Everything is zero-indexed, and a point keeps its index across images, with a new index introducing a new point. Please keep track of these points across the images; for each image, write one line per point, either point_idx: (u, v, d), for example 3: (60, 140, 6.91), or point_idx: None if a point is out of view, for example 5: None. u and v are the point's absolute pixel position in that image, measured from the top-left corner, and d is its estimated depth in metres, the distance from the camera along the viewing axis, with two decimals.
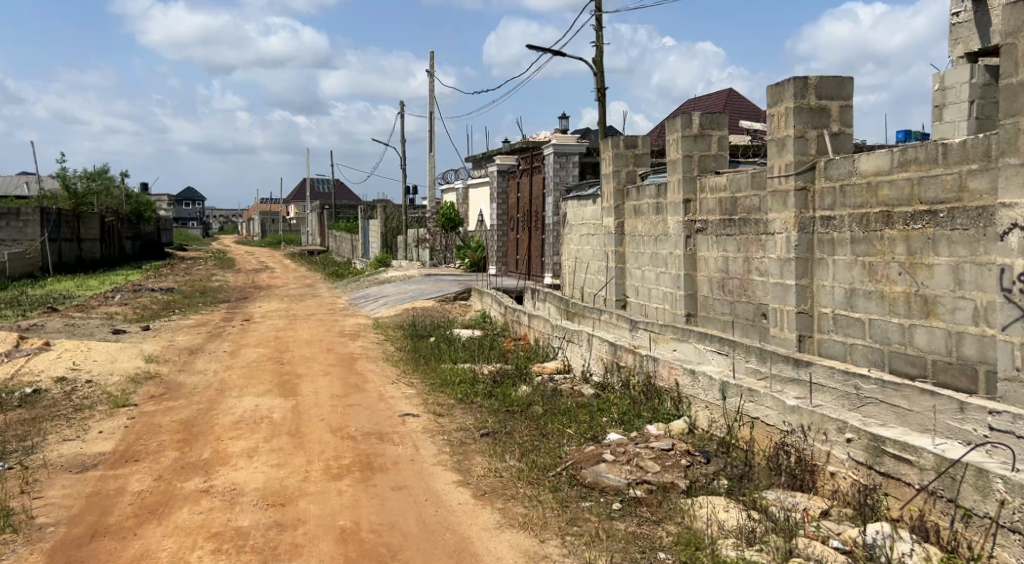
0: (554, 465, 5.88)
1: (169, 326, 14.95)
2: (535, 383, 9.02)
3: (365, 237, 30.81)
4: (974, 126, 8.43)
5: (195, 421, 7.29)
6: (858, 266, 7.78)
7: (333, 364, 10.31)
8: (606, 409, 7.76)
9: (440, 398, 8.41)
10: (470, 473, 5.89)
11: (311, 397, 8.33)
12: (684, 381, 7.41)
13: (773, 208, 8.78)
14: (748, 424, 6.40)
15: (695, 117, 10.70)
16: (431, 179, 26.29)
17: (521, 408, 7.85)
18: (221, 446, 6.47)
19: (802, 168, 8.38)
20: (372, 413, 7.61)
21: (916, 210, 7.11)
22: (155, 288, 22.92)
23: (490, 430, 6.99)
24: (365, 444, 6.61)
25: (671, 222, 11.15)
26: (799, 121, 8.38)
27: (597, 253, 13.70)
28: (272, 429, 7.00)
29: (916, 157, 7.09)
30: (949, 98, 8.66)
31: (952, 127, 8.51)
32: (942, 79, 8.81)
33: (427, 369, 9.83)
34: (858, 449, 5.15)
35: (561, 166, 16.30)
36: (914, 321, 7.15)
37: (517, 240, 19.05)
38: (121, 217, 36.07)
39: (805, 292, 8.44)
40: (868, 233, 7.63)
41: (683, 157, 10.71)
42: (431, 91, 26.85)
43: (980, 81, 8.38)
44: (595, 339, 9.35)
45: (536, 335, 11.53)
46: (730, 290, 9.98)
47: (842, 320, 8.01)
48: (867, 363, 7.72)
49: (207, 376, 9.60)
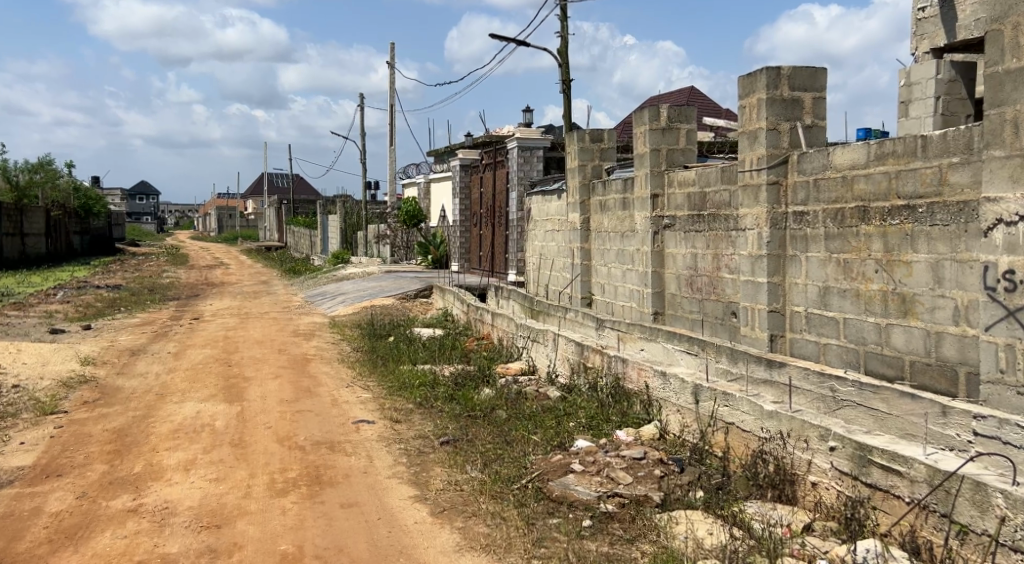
0: (519, 477, 5.51)
1: (112, 325, 14.31)
2: (498, 386, 8.62)
3: (324, 233, 30.13)
4: (940, 122, 8.49)
5: (130, 431, 6.84)
6: (832, 263, 7.50)
7: (285, 366, 9.84)
8: (573, 412, 7.42)
9: (398, 402, 7.99)
10: (428, 487, 5.48)
11: (258, 402, 7.86)
12: (655, 384, 7.08)
13: (744, 203, 8.48)
14: (723, 429, 6.08)
15: (663, 109, 10.42)
16: (391, 174, 25.73)
17: (483, 413, 7.45)
18: (155, 459, 6.05)
19: (775, 161, 8.08)
20: (323, 420, 7.17)
21: (894, 205, 6.83)
22: (100, 285, 22.10)
23: (450, 438, 6.57)
24: (314, 455, 6.17)
25: (638, 218, 10.82)
26: (771, 113, 8.09)
27: (562, 250, 13.36)
28: (214, 439, 6.55)
29: (894, 150, 6.79)
30: (914, 95, 8.80)
31: (919, 123, 8.57)
32: (908, 74, 8.85)
33: (386, 370, 9.40)
34: (843, 458, 4.85)
35: (525, 160, 15.94)
36: (891, 321, 6.87)
37: (481, 237, 18.63)
38: (67, 211, 34.88)
39: (777, 290, 8.14)
40: (843, 229, 7.35)
41: (651, 151, 10.39)
42: (391, 85, 26.37)
43: (946, 77, 8.46)
44: (561, 339, 9.00)
45: (500, 334, 11.16)
46: (699, 288, 9.69)
47: (815, 319, 7.74)
48: (842, 364, 7.44)
49: (148, 380, 9.07)
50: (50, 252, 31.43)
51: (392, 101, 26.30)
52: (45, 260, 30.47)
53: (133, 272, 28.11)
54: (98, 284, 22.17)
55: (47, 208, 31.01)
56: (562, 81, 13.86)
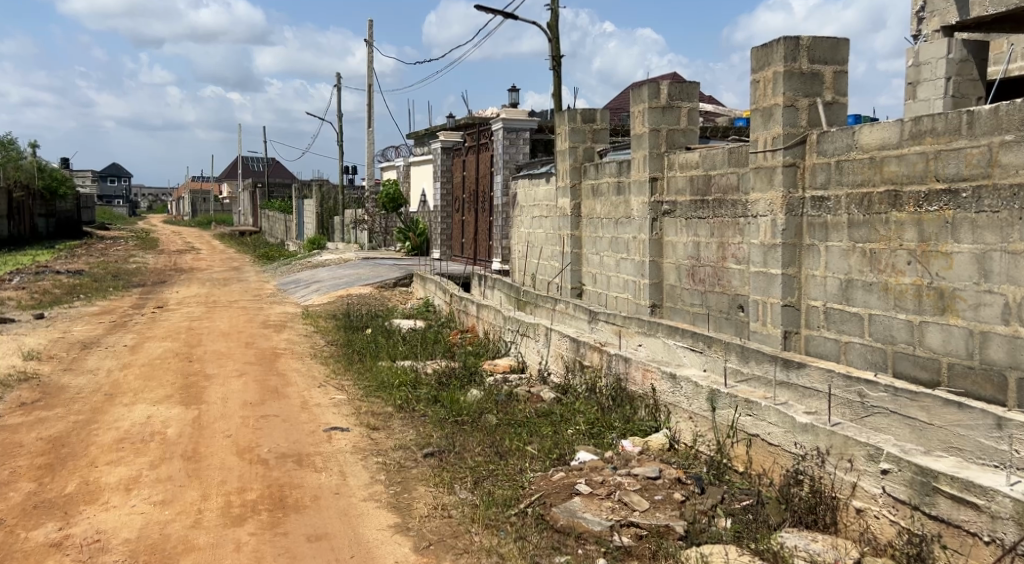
0: (516, 500, 4.77)
1: (68, 315, 13.44)
2: (487, 386, 7.86)
3: (299, 218, 29.16)
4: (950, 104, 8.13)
5: (67, 441, 6.07)
6: (856, 253, 6.77)
7: (251, 362, 9.02)
8: (571, 418, 6.69)
9: (377, 406, 7.21)
10: (410, 512, 4.73)
11: (218, 405, 7.07)
12: (663, 387, 6.34)
13: (756, 187, 7.72)
14: (745, 442, 5.36)
15: (663, 86, 9.68)
16: (369, 158, 24.79)
17: (472, 418, 6.69)
18: (93, 475, 5.30)
19: (792, 141, 7.33)
20: (290, 427, 6.37)
21: (932, 189, 6.09)
22: (61, 270, 21.13)
23: (435, 450, 5.82)
24: (278, 471, 5.39)
25: (635, 203, 10.06)
26: (789, 88, 7.34)
27: (550, 237, 12.60)
28: (163, 451, 5.76)
29: (933, 128, 6.06)
30: (924, 76, 8.36)
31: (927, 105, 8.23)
32: (915, 54, 8.49)
33: (363, 367, 8.60)
34: (897, 484, 4.13)
35: (510, 142, 15.14)
36: (925, 318, 6.15)
37: (463, 223, 17.83)
38: (31, 192, 33.68)
39: (792, 283, 7.40)
40: (870, 216, 6.61)
41: (650, 131, 9.64)
42: (370, 65, 25.46)
43: (957, 56, 8.10)
44: (554, 334, 8.25)
45: (485, 327, 10.41)
46: (701, 279, 8.97)
47: (835, 315, 7.01)
48: (867, 365, 6.72)
49: (98, 378, 8.34)
50: (11, 235, 30.33)
51: (371, 81, 25.40)
52: (6, 243, 29.40)
53: (97, 256, 27.06)
54: (58, 269, 21.16)
55: (8, 189, 29.92)
56: (552, 58, 13.04)
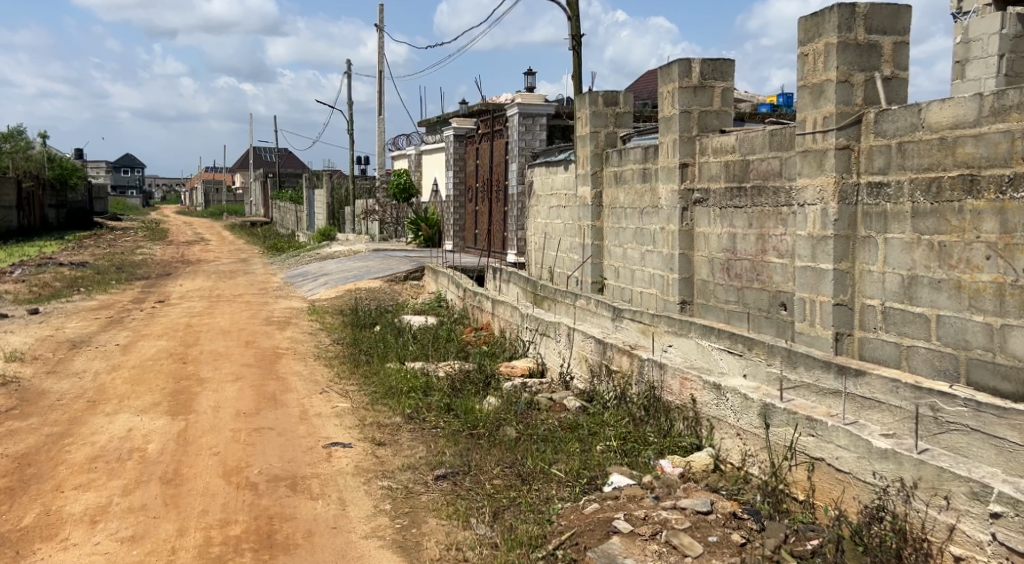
0: (544, 542, 4.09)
1: (65, 310, 12.81)
2: (505, 393, 7.15)
3: (309, 208, 28.52)
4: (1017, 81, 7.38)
5: (35, 459, 5.40)
6: (921, 247, 5.99)
7: (249, 364, 8.34)
8: (600, 430, 5.97)
9: (383, 416, 6.52)
10: (420, 556, 4.09)
11: (208, 415, 6.39)
12: (705, 399, 5.61)
13: (804, 172, 6.94)
14: (806, 466, 4.63)
15: (694, 64, 8.89)
16: (380, 147, 24.08)
17: (489, 431, 5.98)
18: (55, 504, 4.62)
19: (845, 121, 6.54)
20: (287, 443, 5.69)
21: (1018, 172, 5.32)
22: (64, 262, 20.59)
23: (448, 472, 5.11)
24: (268, 499, 4.71)
25: (663, 191, 9.29)
26: (844, 61, 6.54)
27: (569, 228, 11.86)
28: (140, 472, 5.08)
29: (1020, 102, 5.28)
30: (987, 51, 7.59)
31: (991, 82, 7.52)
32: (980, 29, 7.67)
33: (369, 370, 7.90)
34: (1013, 532, 3.47)
35: (526, 128, 14.39)
36: (1009, 322, 5.38)
37: (477, 214, 17.11)
38: (40, 183, 33.16)
39: (845, 279, 6.61)
40: (939, 204, 5.84)
41: (681, 113, 8.87)
42: (381, 51, 24.72)
43: None
44: (578, 335, 7.53)
45: (501, 324, 9.71)
46: (737, 274, 8.23)
47: (895, 315, 6.23)
48: (933, 373, 5.95)
49: (83, 382, 7.68)
50: (21, 227, 29.89)
51: (382, 67, 24.68)
52: (15, 234, 29.02)
53: (103, 248, 26.50)
54: (64, 265, 19.77)
55: (18, 179, 29.40)
56: (572, 36, 12.25)
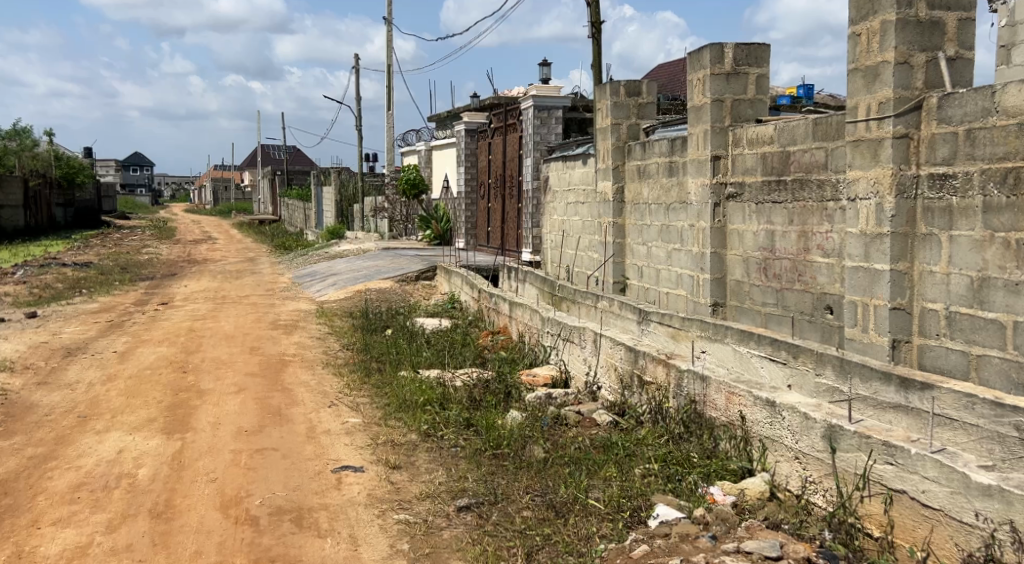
0: None
1: (64, 313, 12.30)
2: (528, 405, 6.57)
3: (318, 206, 27.99)
4: None
5: (13, 487, 4.85)
6: (994, 245, 5.39)
7: (253, 374, 7.79)
8: (635, 449, 5.38)
9: (397, 434, 5.96)
10: None
11: (206, 433, 5.83)
12: (756, 416, 5.02)
13: (855, 163, 6.31)
14: (883, 498, 4.04)
15: (727, 49, 8.27)
16: (389, 142, 23.51)
17: (514, 452, 5.40)
18: (30, 544, 4.07)
19: (903, 107, 5.92)
20: (291, 467, 5.13)
21: None
22: (69, 261, 20.15)
23: (472, 502, 4.55)
24: (271, 536, 4.17)
25: (692, 185, 8.68)
26: (903, 41, 5.92)
27: (589, 225, 11.26)
28: (127, 504, 4.53)
29: None
30: None
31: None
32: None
33: (381, 380, 7.33)
34: None
35: (541, 122, 13.79)
36: None
37: (490, 211, 16.51)
38: (48, 181, 32.82)
39: (903, 281, 5.97)
40: (1016, 198, 5.24)
41: (713, 102, 8.25)
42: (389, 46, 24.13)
43: None
44: (606, 341, 6.93)
45: (519, 328, 9.12)
46: (776, 275, 7.63)
47: (962, 321, 5.61)
48: (1008, 386, 5.34)
49: (75, 395, 7.13)
50: (29, 227, 29.57)
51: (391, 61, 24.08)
52: (22, 233, 28.68)
53: (109, 247, 26.02)
54: (66, 264, 19.39)
55: (24, 178, 29.08)
56: (591, 24, 11.64)
